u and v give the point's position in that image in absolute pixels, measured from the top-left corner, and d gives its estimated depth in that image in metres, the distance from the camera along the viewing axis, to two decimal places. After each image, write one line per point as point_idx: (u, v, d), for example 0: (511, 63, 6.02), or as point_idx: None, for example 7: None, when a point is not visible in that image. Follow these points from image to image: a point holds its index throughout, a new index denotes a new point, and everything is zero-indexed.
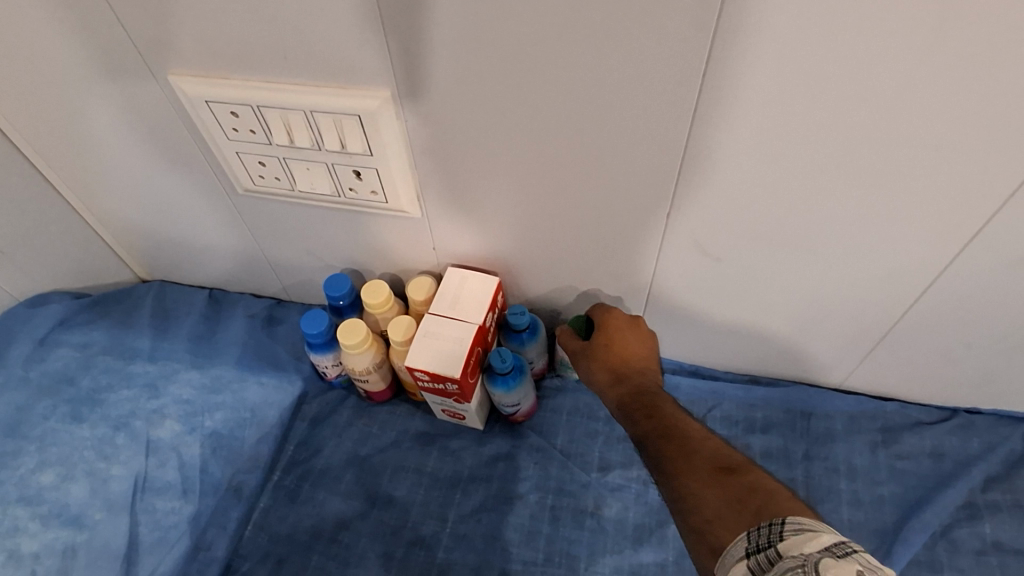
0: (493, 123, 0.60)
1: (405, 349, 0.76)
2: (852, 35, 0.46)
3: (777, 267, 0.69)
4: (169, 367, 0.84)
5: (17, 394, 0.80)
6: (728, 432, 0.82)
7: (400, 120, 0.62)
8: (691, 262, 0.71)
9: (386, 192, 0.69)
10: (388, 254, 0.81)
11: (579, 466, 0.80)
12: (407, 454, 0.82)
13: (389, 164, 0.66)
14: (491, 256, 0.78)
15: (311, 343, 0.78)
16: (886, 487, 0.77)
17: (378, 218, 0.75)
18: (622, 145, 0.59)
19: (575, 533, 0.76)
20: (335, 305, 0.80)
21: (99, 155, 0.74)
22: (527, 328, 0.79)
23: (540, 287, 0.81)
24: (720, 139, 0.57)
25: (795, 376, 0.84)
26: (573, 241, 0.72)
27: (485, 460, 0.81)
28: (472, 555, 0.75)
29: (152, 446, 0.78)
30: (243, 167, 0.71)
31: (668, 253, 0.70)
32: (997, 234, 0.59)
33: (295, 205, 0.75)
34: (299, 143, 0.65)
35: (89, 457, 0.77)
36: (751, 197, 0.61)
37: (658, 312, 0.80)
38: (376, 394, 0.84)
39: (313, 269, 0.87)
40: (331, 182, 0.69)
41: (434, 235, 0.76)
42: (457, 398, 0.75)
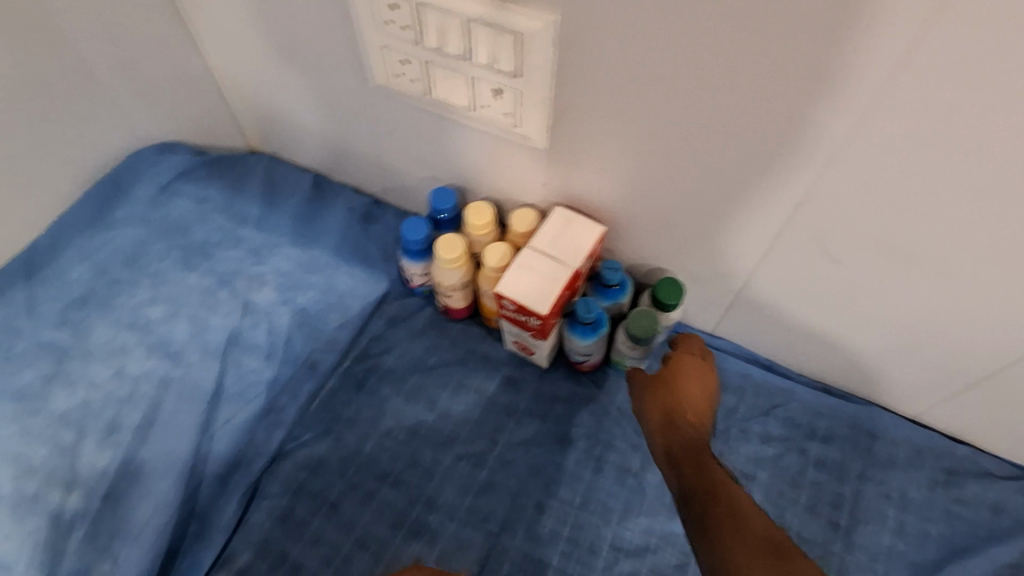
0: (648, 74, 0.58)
1: (496, 276, 0.78)
2: None
3: (895, 288, 0.66)
4: (272, 239, 0.88)
5: (140, 230, 0.86)
6: (786, 433, 0.82)
7: (554, 49, 0.60)
8: (806, 260, 0.69)
9: (518, 117, 0.69)
10: (496, 179, 0.81)
11: (633, 426, 0.82)
12: (472, 373, 0.85)
13: (533, 89, 0.64)
14: (599, 204, 0.77)
15: (407, 248, 0.81)
16: (935, 526, 0.76)
17: (499, 141, 0.74)
18: (775, 131, 0.56)
19: (614, 488, 0.78)
20: (436, 217, 0.81)
21: (247, 20, 0.75)
22: (617, 285, 0.78)
23: (638, 246, 0.80)
24: (892, 142, 0.52)
25: (871, 395, 0.83)
26: (683, 214, 0.71)
27: (543, 398, 0.83)
28: (514, 482, 0.78)
29: (247, 307, 0.83)
30: (383, 61, 0.71)
31: (783, 247, 0.68)
32: None
33: (422, 110, 0.76)
34: (448, 50, 0.64)
35: (194, 303, 0.82)
36: (899, 211, 0.58)
37: (751, 299, 0.78)
38: (454, 311, 0.86)
39: (420, 179, 0.88)
40: (467, 95, 0.69)
41: (550, 171, 0.76)
42: (534, 334, 0.76)
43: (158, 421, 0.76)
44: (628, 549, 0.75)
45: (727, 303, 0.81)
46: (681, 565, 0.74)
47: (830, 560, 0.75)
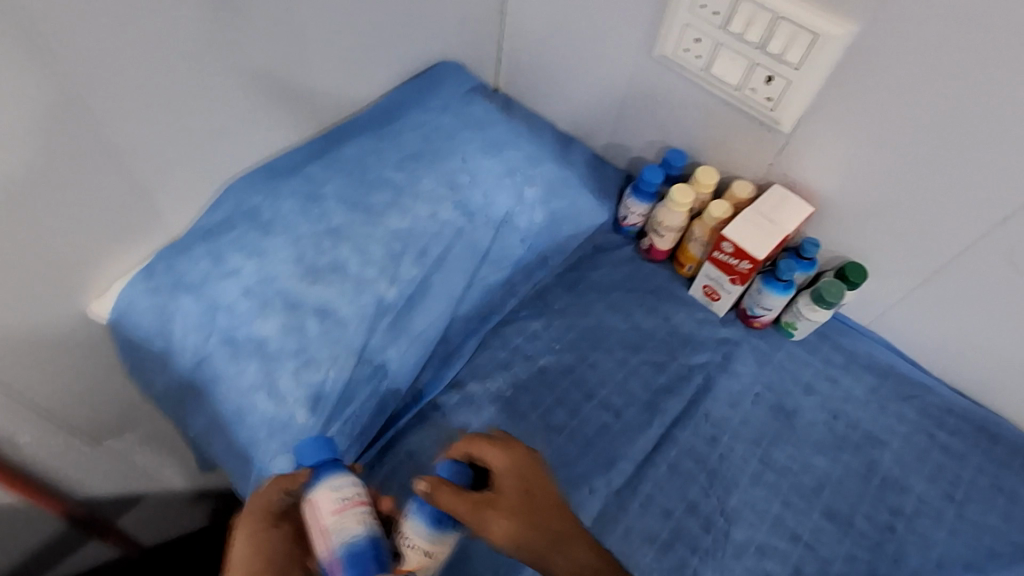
0: (892, 57, 0.74)
1: (717, 225, 0.93)
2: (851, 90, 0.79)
3: (996, 299, 0.84)
4: (414, 234, 0.86)
5: (249, 286, 0.77)
6: (842, 376, 0.95)
7: (843, 50, 0.77)
8: (988, 265, 0.82)
9: (778, 103, 0.86)
10: (718, 148, 0.98)
11: (703, 373, 0.94)
12: (666, 304, 0.99)
13: (803, 83, 0.82)
14: (812, 189, 0.91)
15: (640, 189, 0.98)
16: (977, 462, 0.89)
17: (749, 119, 0.91)
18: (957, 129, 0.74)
19: (707, 396, 0.91)
20: (670, 173, 0.99)
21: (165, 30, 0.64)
22: (811, 260, 0.91)
23: (872, 196, 0.86)
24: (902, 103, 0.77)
25: (962, 386, 0.94)
26: (846, 139, 0.84)
27: (694, 364, 0.94)
28: (639, 336, 0.96)
29: (523, 196, 0.94)
30: (677, 37, 0.90)
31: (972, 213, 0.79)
32: None
33: (695, 84, 0.94)
34: (749, 36, 0.82)
35: (487, 181, 0.92)
36: (979, 186, 0.77)
37: (893, 252, 0.89)
38: (757, 322, 0.97)
39: (649, 138, 1.07)
40: (742, 75, 0.86)
41: (772, 124, 0.89)
42: (735, 279, 0.92)
43: (449, 259, 0.87)
44: (730, 507, 0.83)
45: (898, 258, 0.89)
46: (816, 489, 0.85)
47: (945, 520, 0.84)
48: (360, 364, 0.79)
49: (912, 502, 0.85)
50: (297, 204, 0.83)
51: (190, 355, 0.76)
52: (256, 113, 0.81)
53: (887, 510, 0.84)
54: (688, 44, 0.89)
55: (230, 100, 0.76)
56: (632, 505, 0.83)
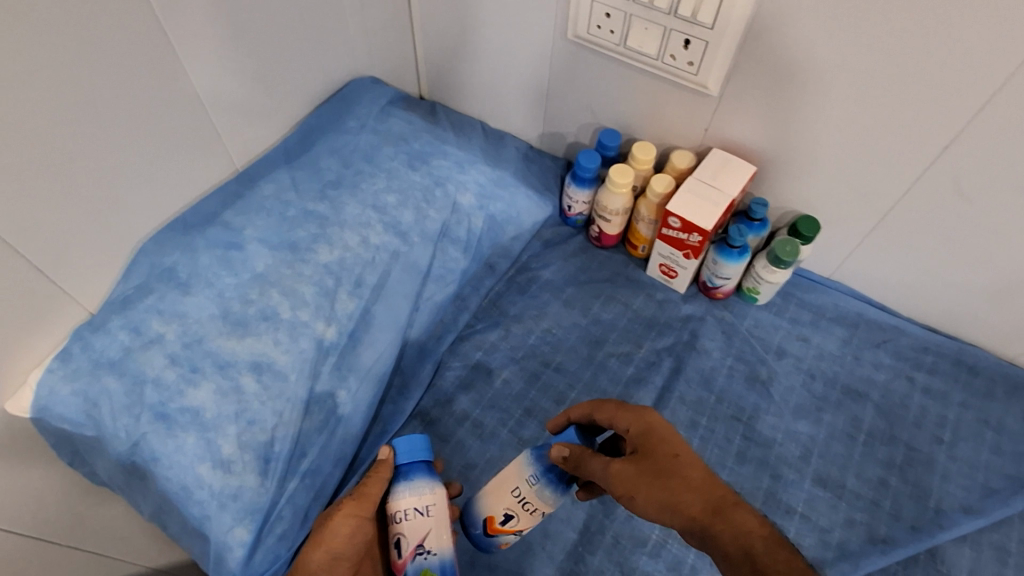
0: (799, 7, 0.71)
1: (661, 202, 0.89)
2: (764, 47, 0.76)
3: (951, 232, 0.81)
4: (343, 259, 0.78)
5: (174, 351, 0.71)
6: (808, 333, 0.93)
7: (750, 5, 0.73)
8: (937, 199, 0.79)
9: (701, 66, 0.81)
10: (650, 121, 0.94)
11: (670, 357, 0.91)
12: (620, 290, 0.96)
13: (720, 43, 0.77)
14: (750, 149, 0.88)
15: (577, 176, 0.94)
16: (959, 397, 0.87)
17: (676, 87, 0.87)
18: (882, 73, 0.71)
19: (678, 380, 0.88)
20: (604, 153, 0.94)
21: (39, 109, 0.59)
22: (760, 219, 0.88)
23: (813, 147, 0.83)
24: (822, 54, 0.73)
25: (933, 323, 0.92)
26: (770, 94, 0.81)
27: (659, 349, 0.91)
28: (599, 329, 0.93)
29: (457, 205, 0.87)
30: (587, 14, 0.85)
31: (914, 153, 0.76)
32: (986, 126, 0.70)
33: (614, 59, 0.89)
34: (656, 4, 0.77)
35: (419, 196, 0.85)
36: (916, 123, 0.74)
37: (842, 202, 0.86)
38: (721, 292, 0.93)
39: (580, 123, 1.03)
40: (659, 44, 0.82)
41: (698, 89, 0.85)
42: (688, 253, 0.88)
43: (388, 285, 0.81)
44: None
45: (849, 206, 0.86)
46: (805, 456, 0.83)
47: (936, 464, 0.82)
48: (310, 412, 0.74)
49: (900, 452, 0.83)
50: (215, 254, 0.76)
51: (125, 439, 0.68)
52: (158, 170, 0.73)
53: (875, 463, 0.82)
54: (600, 21, 0.85)
55: (124, 169, 0.69)
56: (616, 511, 0.80)
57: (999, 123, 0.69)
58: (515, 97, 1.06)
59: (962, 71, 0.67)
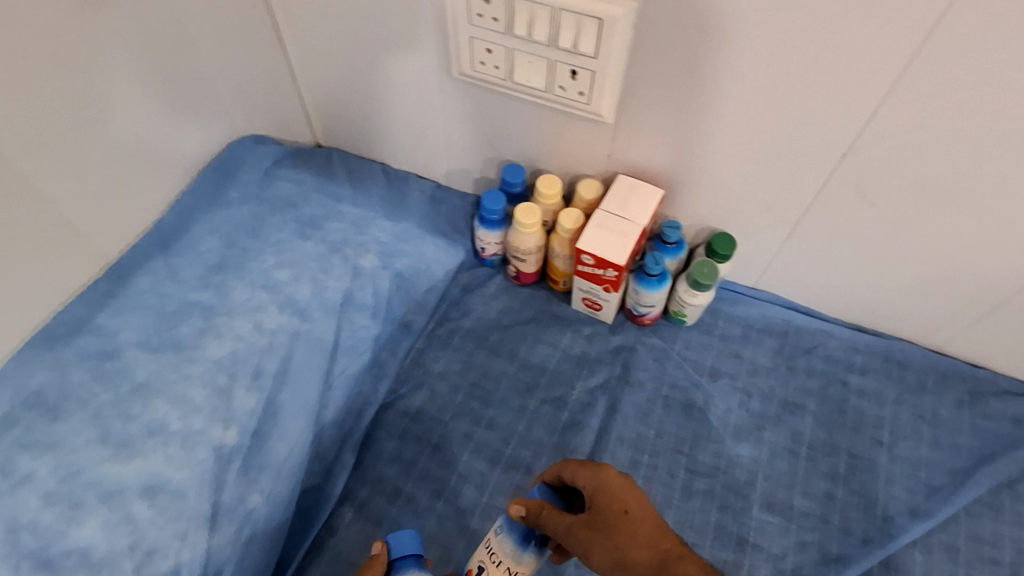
0: (678, 30, 0.68)
1: (572, 237, 0.86)
2: (651, 73, 0.74)
3: (863, 235, 0.80)
4: (237, 348, 0.72)
5: (49, 486, 0.62)
6: (739, 348, 0.91)
7: (630, 32, 0.70)
8: (844, 205, 0.78)
9: (592, 95, 0.78)
10: (553, 152, 0.90)
11: (604, 394, 0.87)
12: (545, 329, 0.92)
13: (607, 71, 0.74)
14: (656, 172, 0.85)
15: (485, 219, 0.89)
16: (892, 394, 0.87)
17: (572, 117, 0.83)
18: (772, 89, 0.69)
19: (615, 418, 0.85)
20: (509, 191, 0.90)
21: None
22: (676, 243, 0.85)
23: (718, 165, 0.81)
24: (710, 74, 0.71)
25: (859, 321, 0.91)
26: (667, 117, 0.78)
27: (593, 387, 0.88)
28: (529, 376, 0.89)
29: (359, 269, 0.82)
30: (469, 51, 0.80)
31: (816, 164, 0.75)
32: (880, 133, 0.69)
33: (505, 94, 0.85)
34: (535, 37, 0.73)
35: (314, 266, 0.79)
36: (813, 136, 0.72)
37: (755, 215, 0.84)
38: (648, 319, 0.91)
39: (484, 158, 0.99)
40: (546, 77, 0.78)
41: (594, 117, 0.81)
42: (607, 287, 0.85)
43: (292, 369, 0.74)
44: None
45: (761, 218, 0.84)
46: (751, 481, 0.81)
47: (880, 469, 0.81)
48: (219, 526, 0.67)
49: (843, 461, 0.82)
50: (87, 366, 0.68)
51: None
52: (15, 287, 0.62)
53: (820, 477, 0.81)
54: (483, 58, 0.80)
55: None
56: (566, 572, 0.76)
57: (893, 126, 0.67)
58: (413, 137, 1.00)
59: (850, 78, 0.65)
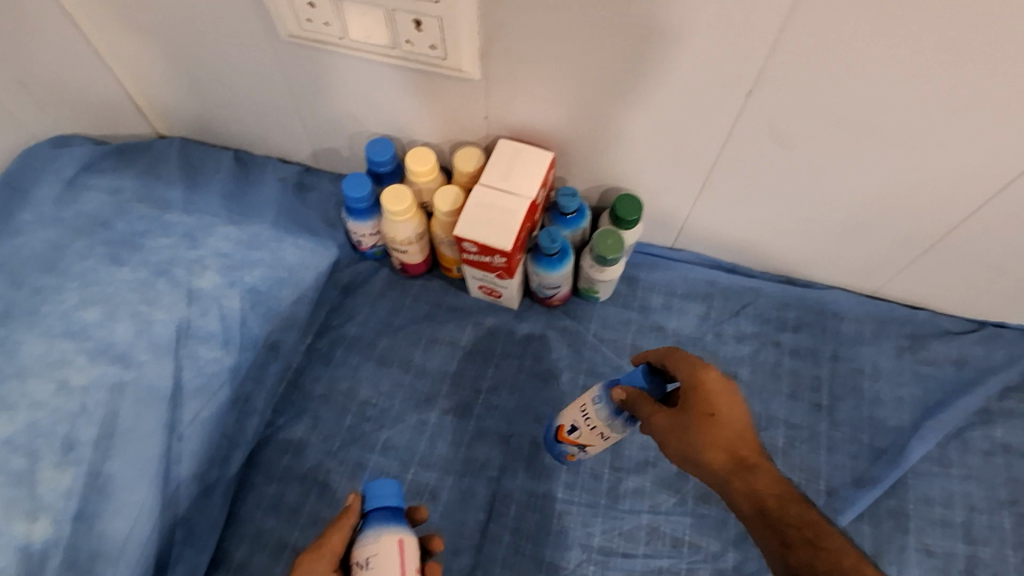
0: None
1: (453, 221, 0.72)
2: (514, 14, 0.59)
3: (783, 181, 0.69)
4: (36, 419, 0.58)
5: None
6: (662, 319, 0.81)
7: None
8: (759, 150, 0.67)
9: (446, 48, 0.64)
10: (422, 119, 0.76)
11: (515, 392, 0.76)
12: (442, 327, 0.80)
13: (457, 17, 0.60)
14: (543, 131, 0.72)
15: (350, 209, 0.75)
16: (830, 349, 0.79)
17: (432, 77, 0.69)
18: (657, 20, 0.56)
19: (529, 420, 0.75)
20: (376, 172, 0.76)
21: None
22: (575, 213, 0.74)
23: (612, 116, 0.68)
24: (583, 10, 0.57)
25: (789, 273, 0.82)
26: (544, 66, 0.64)
27: (502, 387, 0.77)
28: (427, 384, 0.77)
29: (195, 292, 0.68)
30: (289, 7, 0.64)
31: (720, 105, 0.63)
32: (787, 62, 0.57)
33: (348, 56, 0.70)
34: None
35: (133, 299, 0.65)
36: (713, 72, 0.60)
37: (663, 168, 0.73)
38: (557, 299, 0.79)
39: (348, 133, 0.83)
40: (388, 31, 0.63)
41: (456, 74, 0.67)
42: (501, 274, 0.72)
43: (118, 431, 0.61)
44: (599, 549, 0.69)
45: (670, 173, 0.73)
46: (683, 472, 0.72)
47: (819, 437, 0.74)
48: None
49: (781, 434, 0.74)
50: None
51: None
52: None
53: None
54: (309, 15, 0.65)
55: None
56: None
57: (802, 52, 0.55)
58: (263, 118, 0.84)
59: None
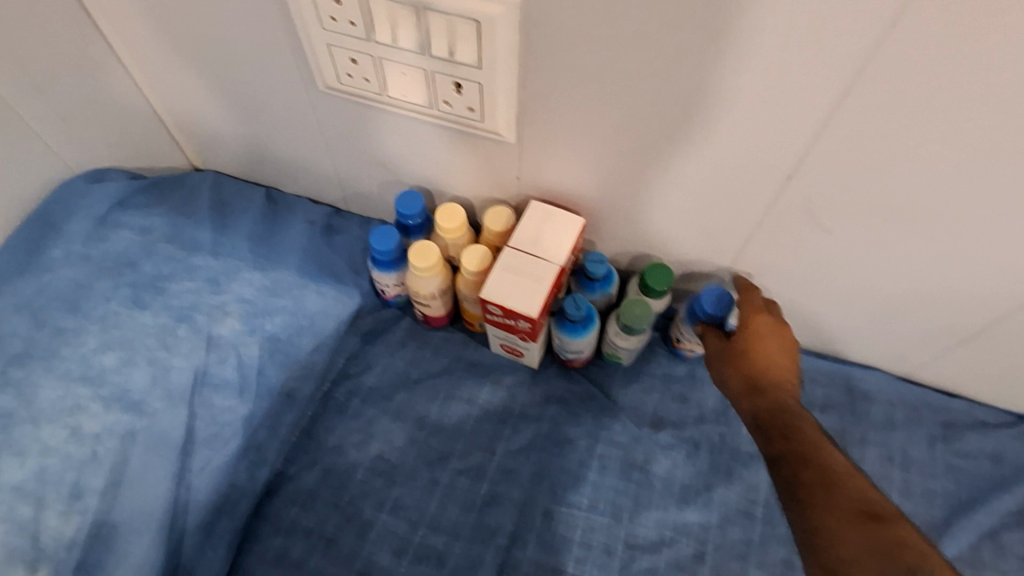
0: (579, 33, 0.53)
1: (478, 280, 0.71)
2: (555, 85, 0.59)
3: (820, 261, 0.67)
4: (47, 464, 0.60)
5: None
6: (686, 388, 0.78)
7: (517, 35, 0.55)
8: (797, 230, 0.65)
9: (484, 111, 0.63)
10: (455, 173, 0.75)
11: (531, 457, 0.74)
12: (460, 382, 0.78)
13: (497, 83, 0.59)
14: (576, 195, 0.71)
15: (376, 260, 0.74)
16: (859, 432, 0.76)
17: (467, 136, 0.68)
18: (700, 102, 0.55)
19: (542, 488, 0.72)
20: (404, 224, 0.75)
21: None
22: (602, 278, 0.72)
23: (648, 186, 0.67)
24: (626, 86, 0.56)
25: (820, 349, 0.80)
26: (581, 134, 0.63)
27: (517, 451, 0.75)
28: (440, 442, 0.75)
29: (215, 339, 0.69)
30: (330, 61, 0.64)
31: (760, 185, 0.61)
32: (833, 151, 0.55)
33: (385, 111, 0.69)
34: (403, 44, 0.58)
35: (152, 344, 0.67)
36: (755, 154, 0.58)
37: (696, 239, 0.71)
38: (578, 362, 0.78)
39: (379, 180, 0.83)
40: (426, 91, 0.63)
41: (490, 135, 0.66)
42: (524, 337, 0.71)
43: (127, 479, 0.62)
44: None
45: (703, 244, 0.71)
46: (699, 555, 0.69)
47: None
48: None
49: None
50: None
51: None
52: None
53: (779, 542, 0.70)
54: (349, 70, 0.65)
55: None
56: None
57: (848, 142, 0.54)
58: (295, 160, 0.85)
59: (797, 84, 0.50)
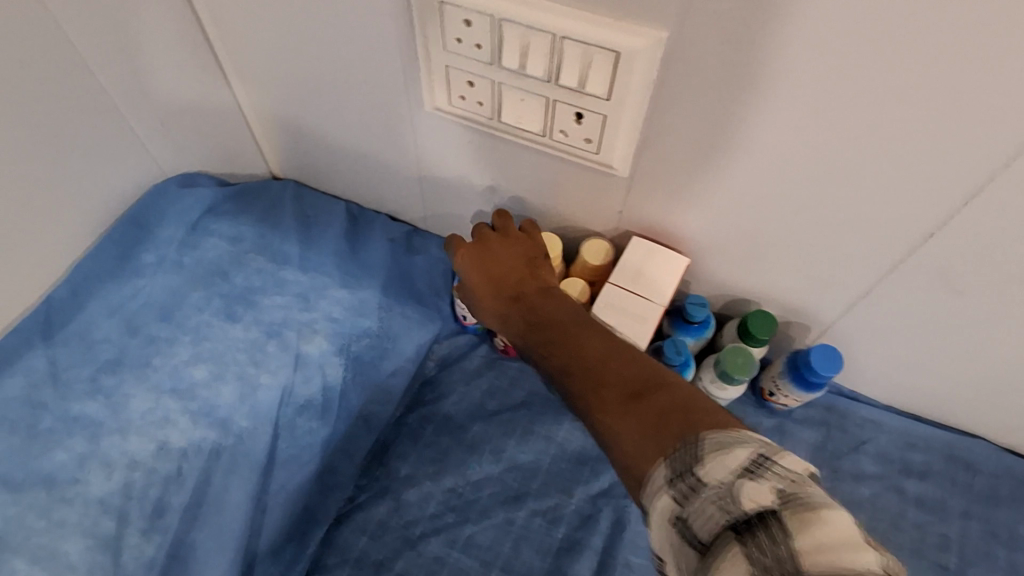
0: (723, 73, 0.50)
1: None
2: (683, 124, 0.56)
3: (940, 323, 0.64)
4: (134, 478, 0.61)
5: None
6: (775, 442, 0.75)
7: (654, 71, 0.52)
8: (921, 290, 0.61)
9: (601, 143, 0.61)
10: (552, 202, 0.73)
11: (611, 503, 0.71)
12: (539, 418, 0.75)
13: (622, 117, 0.57)
14: (680, 234, 0.68)
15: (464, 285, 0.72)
16: (960, 505, 0.71)
17: (575, 166, 0.66)
18: (842, 153, 0.52)
19: (623, 537, 0.69)
20: None
21: None
22: (700, 323, 0.70)
23: (762, 232, 0.64)
24: (762, 131, 0.53)
25: (920, 411, 0.75)
26: (699, 175, 0.61)
27: (597, 495, 0.71)
28: (517, 480, 0.72)
29: (302, 357, 0.68)
30: (444, 83, 0.63)
31: (889, 242, 0.58)
32: (982, 214, 0.52)
33: (491, 135, 0.68)
34: (529, 70, 0.56)
35: (242, 359, 0.66)
36: (892, 210, 0.55)
37: (805, 289, 0.68)
38: None
39: (468, 202, 0.81)
40: (543, 118, 0.61)
41: (601, 167, 0.64)
42: None
43: (207, 500, 0.62)
44: None
45: (811, 294, 0.68)
46: None
47: None
48: None
49: None
50: None
51: None
52: None
53: None
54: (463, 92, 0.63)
55: None
56: None
57: (1007, 206, 0.50)
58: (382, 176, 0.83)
59: (957, 144, 0.47)
